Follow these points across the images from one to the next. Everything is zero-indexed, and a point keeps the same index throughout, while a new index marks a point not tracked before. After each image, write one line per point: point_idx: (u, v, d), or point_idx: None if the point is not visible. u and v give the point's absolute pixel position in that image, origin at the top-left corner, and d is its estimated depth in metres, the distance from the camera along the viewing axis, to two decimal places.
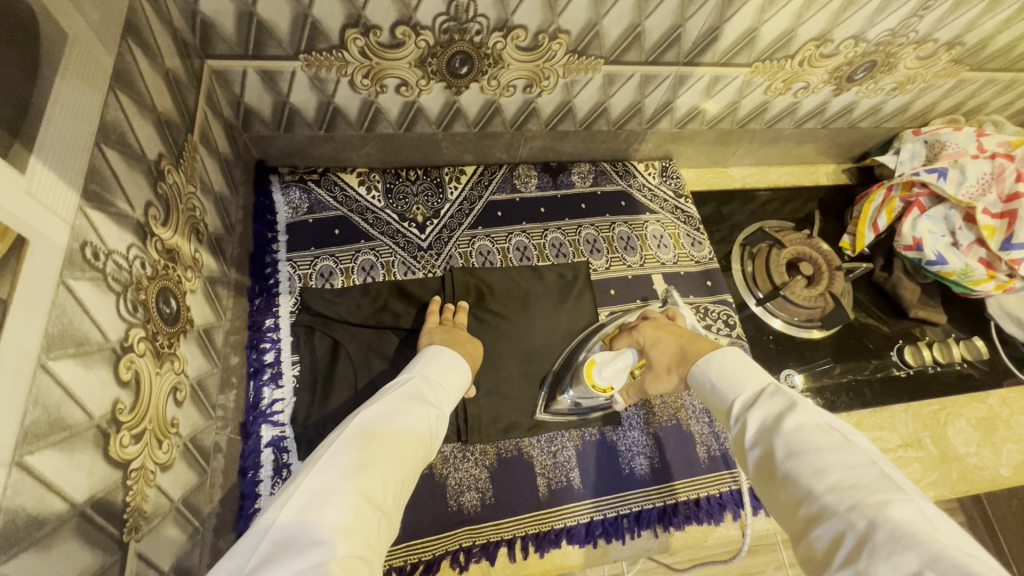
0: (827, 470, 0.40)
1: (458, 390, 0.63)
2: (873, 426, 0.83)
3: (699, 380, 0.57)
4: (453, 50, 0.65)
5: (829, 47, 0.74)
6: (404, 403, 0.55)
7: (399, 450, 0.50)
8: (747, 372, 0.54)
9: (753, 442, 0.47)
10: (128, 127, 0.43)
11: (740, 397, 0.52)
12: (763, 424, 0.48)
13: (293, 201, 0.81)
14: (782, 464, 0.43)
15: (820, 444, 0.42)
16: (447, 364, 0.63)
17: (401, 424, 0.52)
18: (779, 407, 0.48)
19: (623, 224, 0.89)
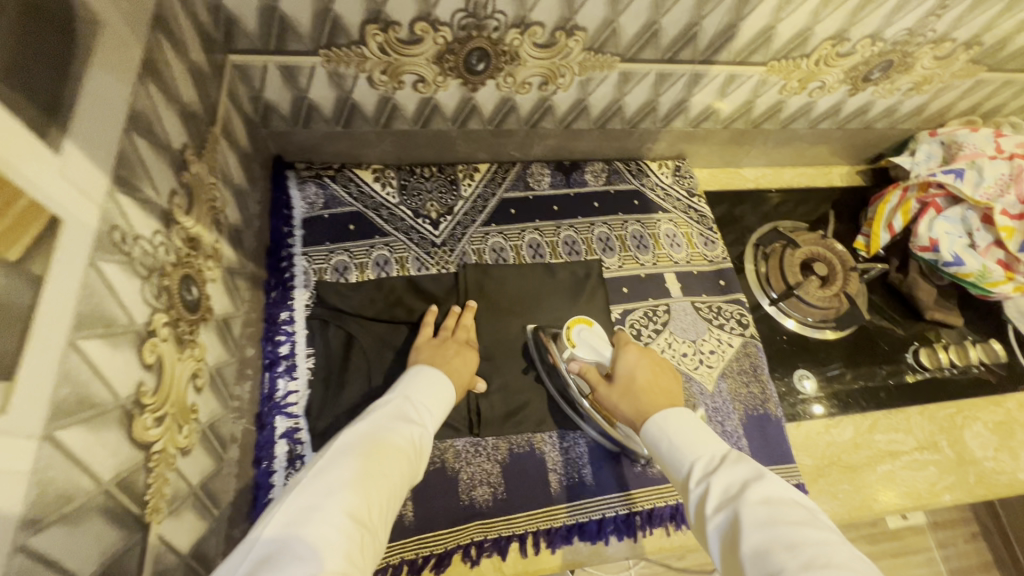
0: (797, 545, 0.40)
1: (447, 403, 0.64)
2: (888, 428, 0.82)
3: (658, 438, 0.56)
4: (471, 46, 0.66)
5: (845, 46, 0.74)
6: (388, 423, 0.56)
7: (383, 469, 0.50)
8: (708, 438, 0.54)
9: (716, 510, 0.46)
10: (155, 115, 0.44)
11: (700, 461, 0.52)
12: (727, 492, 0.47)
13: (309, 196, 0.81)
14: (748, 533, 0.42)
15: (788, 518, 0.42)
16: (433, 383, 0.63)
17: (385, 441, 0.52)
18: (745, 474, 0.48)
19: (636, 222, 0.89)
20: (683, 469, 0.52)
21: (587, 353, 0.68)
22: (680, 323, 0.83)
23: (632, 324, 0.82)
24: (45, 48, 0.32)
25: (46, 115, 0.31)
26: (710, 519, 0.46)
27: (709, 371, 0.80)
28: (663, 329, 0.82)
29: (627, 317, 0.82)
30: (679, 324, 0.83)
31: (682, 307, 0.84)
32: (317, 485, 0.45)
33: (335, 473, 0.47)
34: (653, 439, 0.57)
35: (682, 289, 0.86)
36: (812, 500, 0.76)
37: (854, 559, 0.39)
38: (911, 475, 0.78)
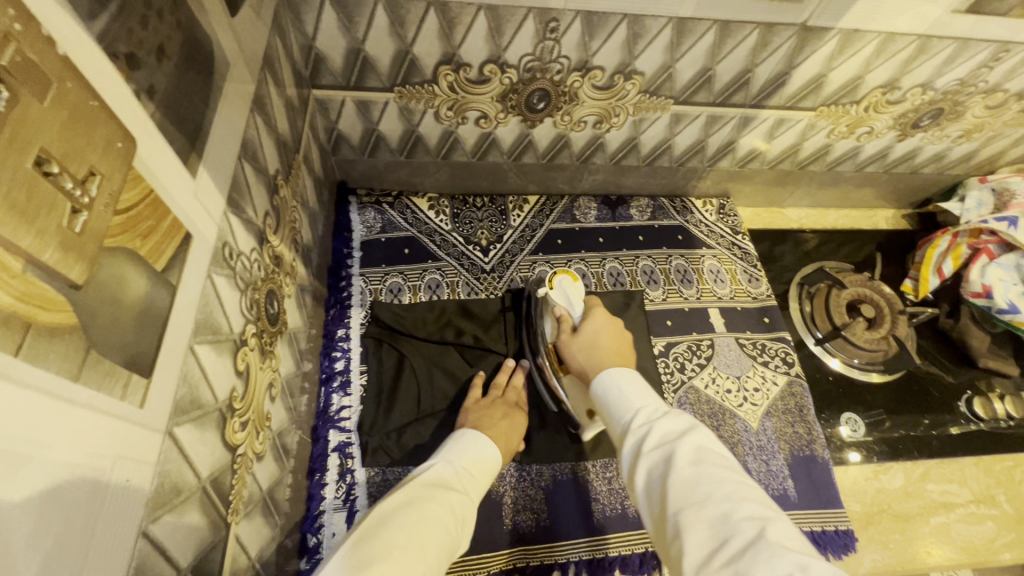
0: (721, 481, 0.42)
1: (487, 476, 0.62)
2: (941, 478, 0.80)
3: (605, 387, 0.56)
4: (533, 87, 0.70)
5: (896, 94, 0.76)
6: (426, 488, 0.54)
7: (427, 535, 0.48)
8: (647, 392, 0.54)
9: (651, 451, 0.47)
10: (258, 144, 0.49)
11: (643, 408, 0.52)
12: (664, 436, 0.48)
13: (368, 221, 0.86)
14: (681, 469, 0.44)
15: (716, 462, 0.44)
16: (473, 450, 0.62)
17: (424, 510, 0.51)
18: (682, 421, 0.49)
19: (680, 257, 0.91)
20: (624, 413, 0.53)
21: (560, 300, 0.70)
22: (724, 359, 0.83)
23: (676, 357, 0.83)
24: (194, 85, 0.36)
25: (190, 144, 0.35)
26: (644, 454, 0.47)
27: (753, 409, 0.79)
28: (707, 364, 0.82)
29: (671, 350, 0.83)
30: (723, 360, 0.83)
31: (725, 343, 0.84)
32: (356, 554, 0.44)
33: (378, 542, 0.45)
34: (600, 389, 0.57)
35: (725, 324, 0.86)
36: (862, 548, 0.73)
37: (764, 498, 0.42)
38: (967, 529, 0.76)
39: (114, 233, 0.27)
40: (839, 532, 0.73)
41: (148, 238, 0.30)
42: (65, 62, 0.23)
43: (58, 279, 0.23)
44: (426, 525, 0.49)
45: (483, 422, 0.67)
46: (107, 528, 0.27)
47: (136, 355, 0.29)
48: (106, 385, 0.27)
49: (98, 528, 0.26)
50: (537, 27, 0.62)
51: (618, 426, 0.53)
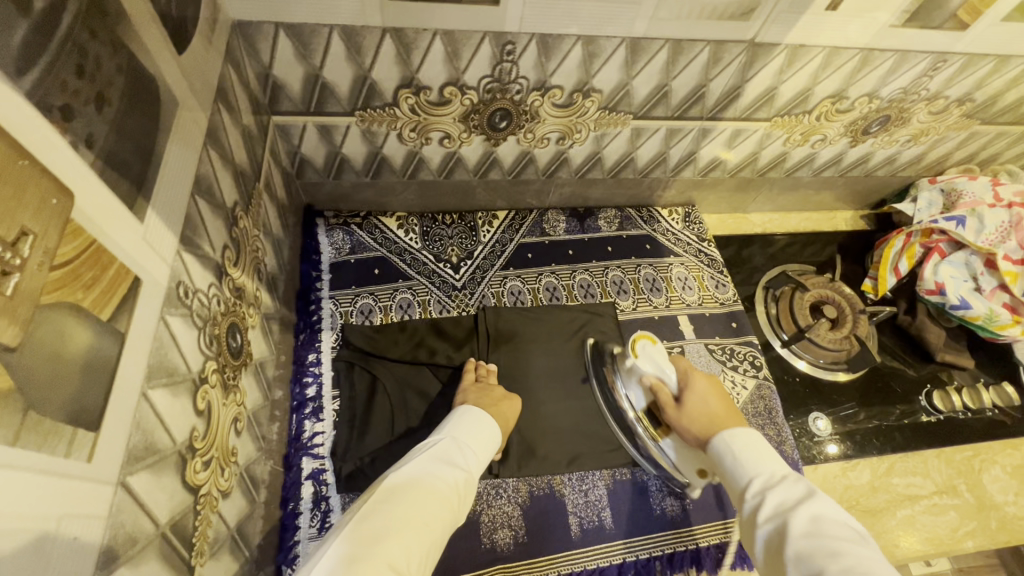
0: (834, 548, 0.45)
1: (487, 450, 0.67)
2: (906, 471, 0.82)
3: (722, 451, 0.64)
4: (495, 107, 0.71)
5: (844, 103, 0.78)
6: (433, 466, 0.60)
7: (429, 512, 0.54)
8: (768, 459, 0.60)
9: (770, 518, 0.53)
10: (214, 178, 0.48)
11: (760, 475, 0.58)
12: (783, 505, 0.53)
13: (337, 243, 0.86)
14: (795, 537, 0.48)
15: (834, 530, 0.47)
16: (477, 425, 0.67)
17: (428, 488, 0.57)
18: (802, 489, 0.54)
19: (649, 266, 0.93)
20: (742, 481, 0.59)
21: (649, 368, 0.74)
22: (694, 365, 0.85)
23: None
24: (138, 129, 0.36)
25: (135, 188, 0.35)
26: (763, 518, 0.53)
27: None
28: None
29: None
30: None
31: (695, 349, 0.86)
32: (357, 533, 0.49)
33: (381, 521, 0.51)
34: (716, 454, 0.64)
35: (694, 331, 0.88)
36: None
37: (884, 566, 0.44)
38: (932, 520, 0.78)
39: (50, 289, 0.26)
40: None
41: (92, 289, 0.30)
42: None
43: None
44: (429, 502, 0.55)
45: (486, 403, 0.71)
46: None
47: (81, 409, 0.29)
48: (47, 445, 0.26)
49: None
50: (493, 51, 0.62)
51: (738, 490, 0.60)
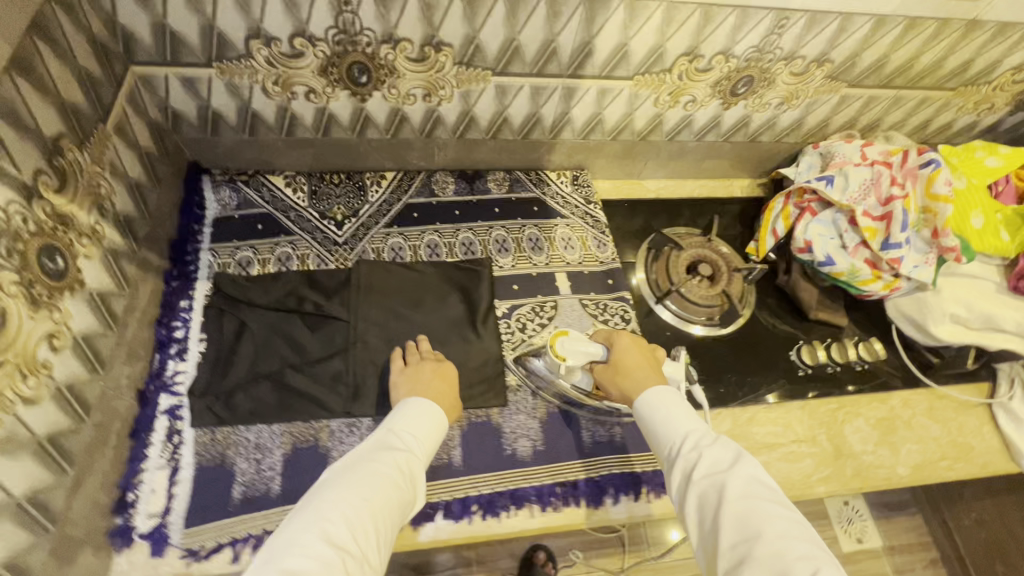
0: (768, 517, 0.52)
1: (431, 436, 0.68)
2: (767, 421, 0.85)
3: (652, 409, 0.66)
4: (350, 60, 0.74)
5: (701, 62, 0.81)
6: (370, 455, 0.62)
7: (371, 493, 0.57)
8: (690, 417, 0.65)
9: (704, 479, 0.57)
10: (22, 104, 0.52)
11: (691, 434, 0.62)
12: (713, 465, 0.58)
13: (222, 199, 0.89)
14: (732, 501, 0.54)
15: (763, 495, 0.55)
16: (423, 412, 0.69)
17: (363, 473, 0.59)
18: (728, 454, 0.59)
19: (533, 227, 0.96)
20: (674, 438, 0.62)
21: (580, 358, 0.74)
22: (565, 318, 0.88)
23: (518, 318, 0.87)
24: None
25: None
26: (694, 481, 0.57)
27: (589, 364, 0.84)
28: (549, 324, 0.87)
29: (514, 312, 0.87)
30: (564, 320, 0.87)
31: (569, 304, 0.89)
32: (298, 522, 0.53)
33: (314, 511, 0.54)
34: (645, 412, 0.66)
35: (571, 287, 0.91)
36: None
37: (814, 538, 0.52)
38: (787, 466, 0.80)
39: None
40: (657, 472, 0.77)
41: None
42: None
43: None
44: (370, 485, 0.57)
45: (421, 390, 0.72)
46: None
47: None
48: None
49: None
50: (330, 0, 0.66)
51: (665, 447, 0.63)
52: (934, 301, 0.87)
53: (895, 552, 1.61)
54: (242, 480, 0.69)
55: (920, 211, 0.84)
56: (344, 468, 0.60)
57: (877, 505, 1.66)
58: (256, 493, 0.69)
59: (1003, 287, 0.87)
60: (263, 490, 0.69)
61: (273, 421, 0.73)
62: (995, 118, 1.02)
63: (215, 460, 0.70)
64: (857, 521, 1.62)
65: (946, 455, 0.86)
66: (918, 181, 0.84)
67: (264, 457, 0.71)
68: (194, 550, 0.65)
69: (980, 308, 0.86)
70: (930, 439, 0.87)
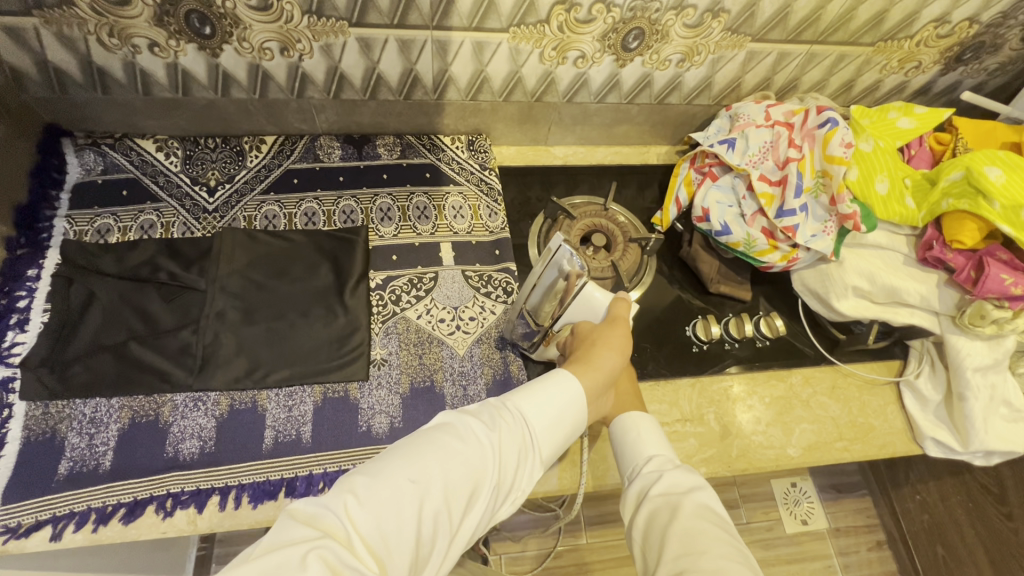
0: (715, 538, 0.50)
1: (556, 418, 0.57)
2: (653, 399, 0.80)
3: (627, 429, 0.66)
4: (184, 8, 0.68)
5: (580, 12, 0.75)
6: (474, 420, 0.52)
7: (465, 480, 0.48)
8: (663, 444, 0.65)
9: (660, 497, 0.57)
10: None
11: (656, 459, 0.62)
12: (673, 486, 0.57)
13: (86, 163, 0.84)
14: (682, 518, 0.53)
15: (715, 520, 0.53)
16: (567, 398, 0.58)
17: (448, 440, 0.49)
18: (689, 482, 0.58)
19: (423, 194, 0.91)
20: (643, 459, 0.62)
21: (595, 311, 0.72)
22: (444, 290, 0.83)
23: (393, 290, 0.82)
24: None
25: None
26: (650, 498, 0.57)
27: (464, 337, 0.80)
28: (425, 296, 0.82)
29: (389, 283, 0.82)
30: (443, 291, 0.83)
31: (450, 275, 0.84)
32: (357, 486, 0.44)
33: (383, 474, 0.45)
34: (621, 427, 0.67)
35: (455, 257, 0.86)
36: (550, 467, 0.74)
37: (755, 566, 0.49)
38: None
39: None
40: None
41: None
42: None
43: None
44: (467, 468, 0.48)
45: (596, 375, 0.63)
46: None
47: None
48: None
49: None
50: None
51: (632, 467, 0.63)
52: (835, 273, 0.82)
53: (841, 534, 1.54)
54: (72, 455, 0.66)
55: (817, 175, 0.78)
56: (452, 426, 0.51)
57: (825, 486, 1.59)
58: (85, 468, 0.65)
59: (912, 259, 0.81)
60: (93, 466, 0.66)
61: (112, 393, 0.69)
62: (925, 78, 0.95)
63: (45, 435, 0.66)
64: (804, 503, 1.55)
65: (843, 436, 0.81)
66: (815, 142, 0.78)
67: (98, 432, 0.67)
68: (12, 527, 0.62)
69: (882, 280, 0.80)
70: (828, 420, 0.82)
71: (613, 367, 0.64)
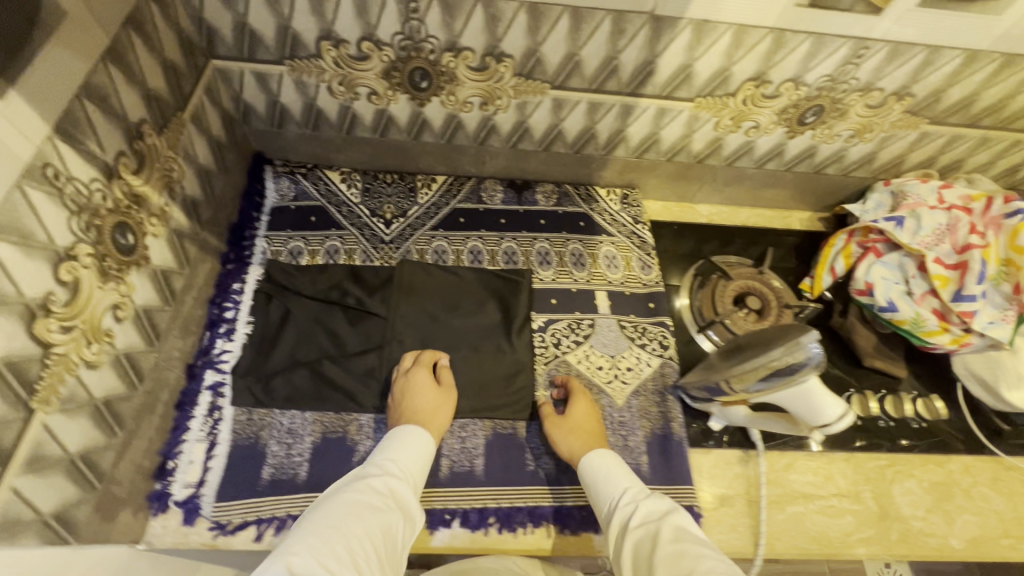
0: (698, 557, 0.54)
1: (419, 471, 0.66)
2: (806, 469, 0.80)
3: (593, 466, 0.68)
4: (412, 66, 0.75)
5: (768, 88, 0.78)
6: (348, 484, 0.61)
7: (376, 526, 0.56)
8: (621, 469, 0.68)
9: (639, 523, 0.61)
10: (112, 91, 0.56)
11: (625, 486, 0.66)
12: (649, 513, 0.62)
13: (282, 189, 0.92)
14: (665, 544, 0.57)
15: (695, 539, 0.57)
16: (419, 447, 0.68)
17: (348, 499, 0.58)
18: (663, 508, 0.62)
19: (577, 242, 0.95)
20: (614, 491, 0.66)
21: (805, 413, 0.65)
22: (602, 338, 0.86)
23: (554, 333, 0.86)
24: (12, 26, 0.43)
25: None
26: (630, 530, 0.61)
27: (622, 387, 0.82)
28: (584, 342, 0.85)
29: (550, 326, 0.86)
30: (600, 339, 0.86)
31: (606, 324, 0.87)
32: (300, 540, 0.51)
33: (321, 532, 0.53)
34: (587, 467, 0.69)
35: (609, 306, 0.89)
36: (709, 528, 0.74)
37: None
38: (824, 521, 0.76)
39: None
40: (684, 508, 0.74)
41: None
42: None
43: None
44: (371, 515, 0.57)
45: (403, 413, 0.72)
46: None
47: None
48: None
49: None
50: (399, 8, 0.67)
51: (603, 498, 0.66)
52: (1008, 361, 0.80)
53: None
54: (273, 461, 0.71)
55: (1001, 264, 0.78)
56: (345, 490, 0.60)
57: None
58: (285, 476, 0.70)
59: None
60: (292, 475, 0.71)
61: (307, 407, 0.75)
62: None
63: (250, 440, 0.72)
64: None
65: (1009, 532, 0.77)
66: (1000, 231, 0.79)
67: (295, 443, 0.73)
68: (222, 523, 0.67)
69: None
70: (992, 513, 0.79)
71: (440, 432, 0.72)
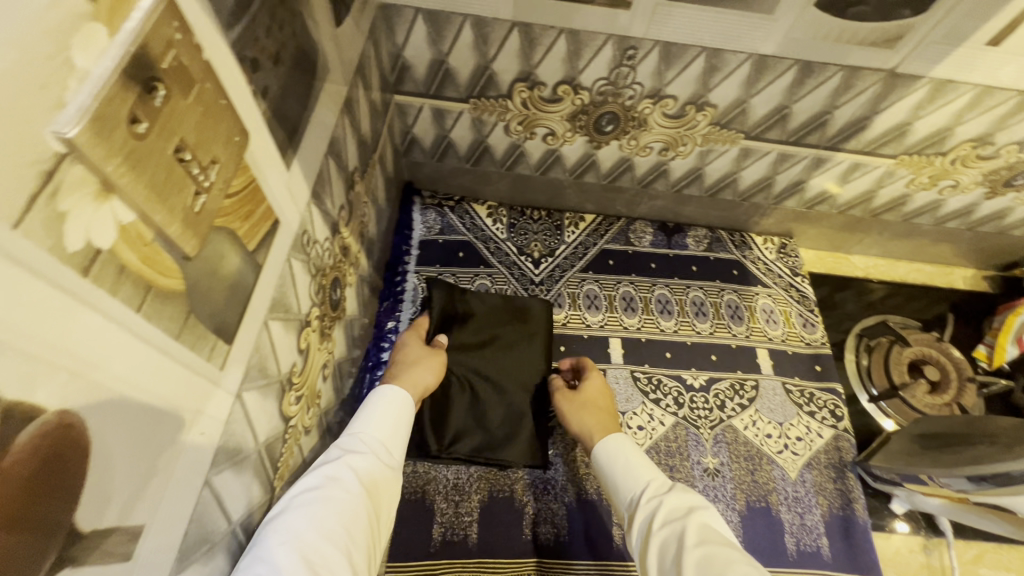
0: (728, 561, 0.44)
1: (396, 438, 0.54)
2: (997, 564, 0.74)
3: (609, 458, 0.60)
4: (603, 110, 0.71)
5: (988, 149, 0.71)
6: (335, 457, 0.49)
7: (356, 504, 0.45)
8: (639, 462, 0.58)
9: (663, 523, 0.50)
10: (343, 144, 0.53)
11: (646, 482, 0.56)
12: (672, 511, 0.51)
13: (428, 222, 0.89)
14: (688, 548, 0.46)
15: (724, 541, 0.47)
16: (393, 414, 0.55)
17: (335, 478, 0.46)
18: (687, 501, 0.52)
19: (733, 292, 0.89)
20: (633, 489, 0.56)
21: None
22: (768, 403, 0.81)
23: (716, 394, 0.81)
24: (299, 92, 0.40)
25: (288, 140, 0.39)
26: (654, 531, 0.50)
27: (794, 458, 0.77)
28: (749, 406, 0.80)
29: (712, 386, 0.81)
30: (765, 404, 0.81)
31: (771, 386, 0.82)
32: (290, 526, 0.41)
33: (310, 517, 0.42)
34: (604, 458, 0.61)
35: (773, 366, 0.84)
36: None
37: None
38: None
39: (221, 215, 0.30)
40: None
41: (246, 222, 0.34)
42: (204, 65, 0.27)
43: (174, 250, 0.26)
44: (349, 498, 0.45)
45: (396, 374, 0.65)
46: (188, 460, 0.30)
47: (224, 325, 0.33)
48: (198, 347, 0.30)
49: (180, 463, 0.29)
50: (614, 53, 0.63)
51: (625, 497, 0.56)
52: None
53: None
54: (442, 520, 0.67)
55: None
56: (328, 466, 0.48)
57: None
58: (456, 538, 0.67)
59: None
60: (463, 537, 0.67)
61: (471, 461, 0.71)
62: None
63: (417, 495, 0.69)
64: None
65: None
66: None
67: (463, 500, 0.69)
68: None
69: None
70: None
71: (421, 385, 0.64)
